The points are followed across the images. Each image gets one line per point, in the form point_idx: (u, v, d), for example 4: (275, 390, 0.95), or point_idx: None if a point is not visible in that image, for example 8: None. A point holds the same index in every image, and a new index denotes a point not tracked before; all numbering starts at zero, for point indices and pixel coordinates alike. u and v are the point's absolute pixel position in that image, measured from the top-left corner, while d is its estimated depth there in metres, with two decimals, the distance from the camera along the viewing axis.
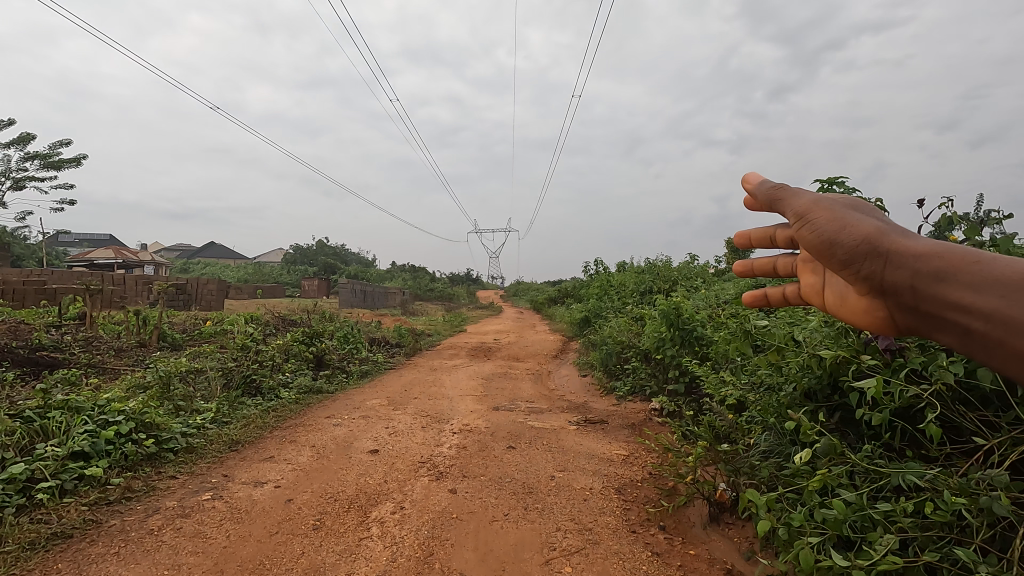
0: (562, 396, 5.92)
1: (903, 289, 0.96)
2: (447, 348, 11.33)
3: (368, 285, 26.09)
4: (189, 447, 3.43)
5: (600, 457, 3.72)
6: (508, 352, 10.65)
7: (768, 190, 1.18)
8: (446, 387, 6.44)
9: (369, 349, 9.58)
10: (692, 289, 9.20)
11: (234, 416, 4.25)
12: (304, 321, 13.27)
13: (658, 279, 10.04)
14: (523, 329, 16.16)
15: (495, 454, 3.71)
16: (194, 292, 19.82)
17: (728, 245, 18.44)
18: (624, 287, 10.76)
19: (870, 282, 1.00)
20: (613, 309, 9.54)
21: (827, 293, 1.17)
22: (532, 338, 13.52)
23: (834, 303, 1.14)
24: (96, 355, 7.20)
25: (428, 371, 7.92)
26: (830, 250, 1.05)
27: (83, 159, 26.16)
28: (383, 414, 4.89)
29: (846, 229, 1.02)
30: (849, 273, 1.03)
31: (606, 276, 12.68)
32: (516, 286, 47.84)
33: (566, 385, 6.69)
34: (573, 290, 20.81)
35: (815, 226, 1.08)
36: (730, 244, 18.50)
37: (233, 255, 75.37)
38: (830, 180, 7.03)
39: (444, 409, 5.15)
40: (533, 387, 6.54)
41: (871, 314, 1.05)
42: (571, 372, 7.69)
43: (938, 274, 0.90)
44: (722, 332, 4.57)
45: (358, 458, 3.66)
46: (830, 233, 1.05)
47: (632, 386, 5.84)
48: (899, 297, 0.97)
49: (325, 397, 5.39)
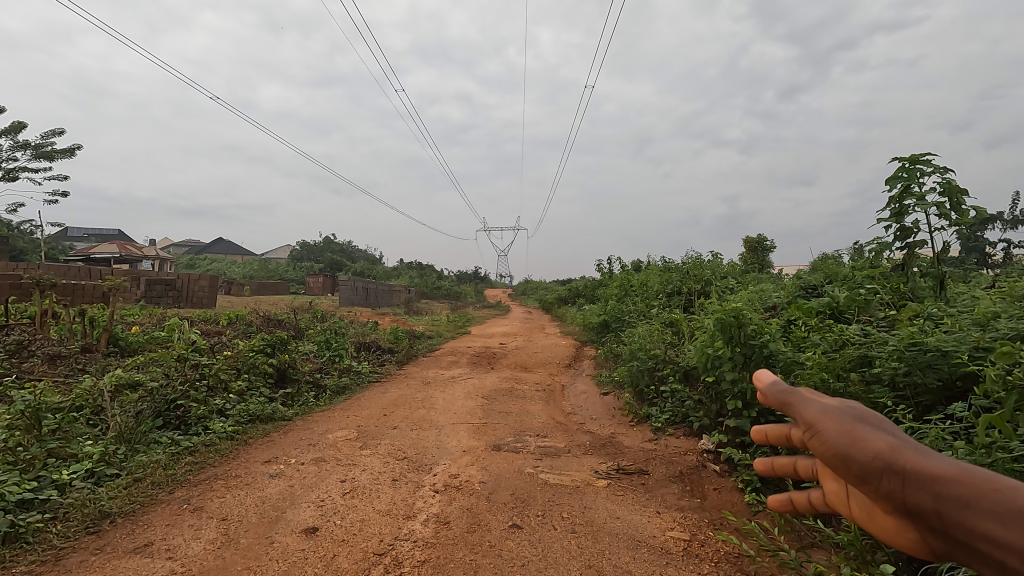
0: (581, 427, 4.68)
1: (927, 513, 0.83)
2: (446, 354, 10.08)
3: (371, 282, 24.93)
4: (13, 535, 2.24)
5: (650, 548, 2.47)
6: (515, 361, 9.38)
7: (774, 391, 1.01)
8: (437, 410, 5.21)
9: (356, 357, 8.35)
10: (728, 291, 7.93)
11: (126, 466, 3.03)
12: (292, 321, 12.05)
13: (688, 280, 8.71)
14: (531, 332, 14.87)
15: (489, 542, 2.45)
16: (183, 288, 18.72)
17: (747, 245, 17.08)
18: (647, 287, 9.51)
19: (893, 502, 0.85)
20: (635, 313, 8.29)
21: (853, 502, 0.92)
22: (541, 342, 12.32)
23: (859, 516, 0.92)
24: (23, 365, 6.02)
25: (421, 385, 6.67)
26: (845, 467, 0.88)
27: (77, 149, 25.29)
28: (345, 456, 3.63)
29: (860, 444, 0.86)
30: (869, 490, 0.87)
31: (625, 275, 11.37)
32: (524, 285, 46.72)
33: (585, 409, 5.47)
34: (585, 290, 19.62)
35: (825, 437, 0.90)
36: (749, 244, 17.11)
37: (240, 251, 74.62)
38: (915, 158, 5.70)
39: (429, 448, 3.89)
40: (544, 411, 5.28)
41: (901, 536, 0.88)
42: (590, 391, 6.42)
43: (963, 501, 0.79)
44: (811, 355, 3.31)
45: (282, 546, 2.39)
46: (842, 446, 0.88)
47: (674, 417, 4.58)
48: (926, 522, 0.83)
49: (277, 427, 4.17)
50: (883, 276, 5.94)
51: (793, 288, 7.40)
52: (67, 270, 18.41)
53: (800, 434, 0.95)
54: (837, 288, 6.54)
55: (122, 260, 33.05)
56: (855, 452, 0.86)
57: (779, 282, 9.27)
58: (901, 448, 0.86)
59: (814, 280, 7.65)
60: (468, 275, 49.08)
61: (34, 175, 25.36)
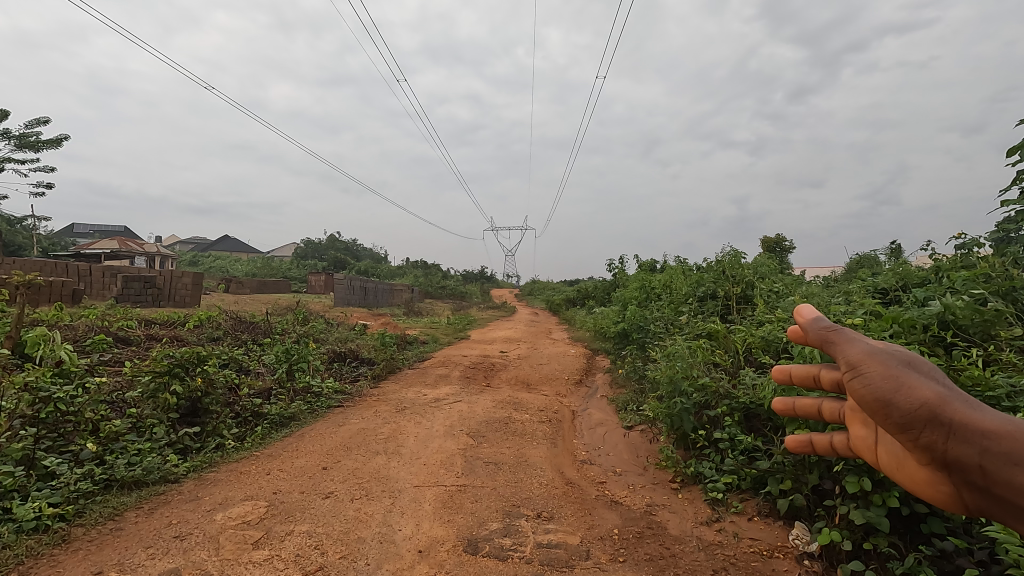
0: (603, 496, 3.23)
1: (970, 468, 0.91)
2: (437, 366, 8.64)
3: (368, 281, 23.61)
4: None
5: None
6: (516, 376, 7.94)
7: (817, 328, 1.09)
8: (400, 459, 3.77)
9: (325, 373, 6.92)
10: (774, 299, 6.52)
11: None
12: (265, 325, 10.65)
13: (725, 282, 7.24)
14: (535, 338, 13.44)
15: None
16: (164, 287, 17.44)
17: (766, 244, 15.67)
18: (671, 291, 8.12)
19: None
20: (661, 321, 6.88)
21: (882, 450, 1.09)
22: (547, 350, 10.94)
23: (890, 464, 1.07)
24: None
25: (393, 413, 5.23)
26: None
27: (65, 140, 24.21)
28: (218, 568, 2.20)
29: (904, 390, 0.96)
30: None
31: (643, 276, 9.95)
32: (531, 285, 45.44)
33: (604, 458, 4.03)
34: (594, 292, 18.29)
35: None
36: (767, 243, 15.69)
37: (244, 248, 73.57)
38: None
39: (365, 545, 2.45)
40: (550, 461, 3.83)
41: (934, 488, 0.99)
42: (609, 426, 4.99)
43: None
44: None
45: None
46: (886, 393, 0.98)
47: (740, 483, 3.13)
48: None
49: (144, 503, 2.73)
50: (1000, 288, 4.51)
51: (859, 296, 5.98)
52: (41, 265, 17.17)
53: (839, 374, 1.06)
54: (929, 293, 5.09)
55: (116, 256, 31.98)
56: (900, 400, 0.96)
57: (827, 289, 7.83)
58: (952, 401, 0.93)
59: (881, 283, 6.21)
60: (475, 274, 47.91)
61: (18, 165, 24.30)
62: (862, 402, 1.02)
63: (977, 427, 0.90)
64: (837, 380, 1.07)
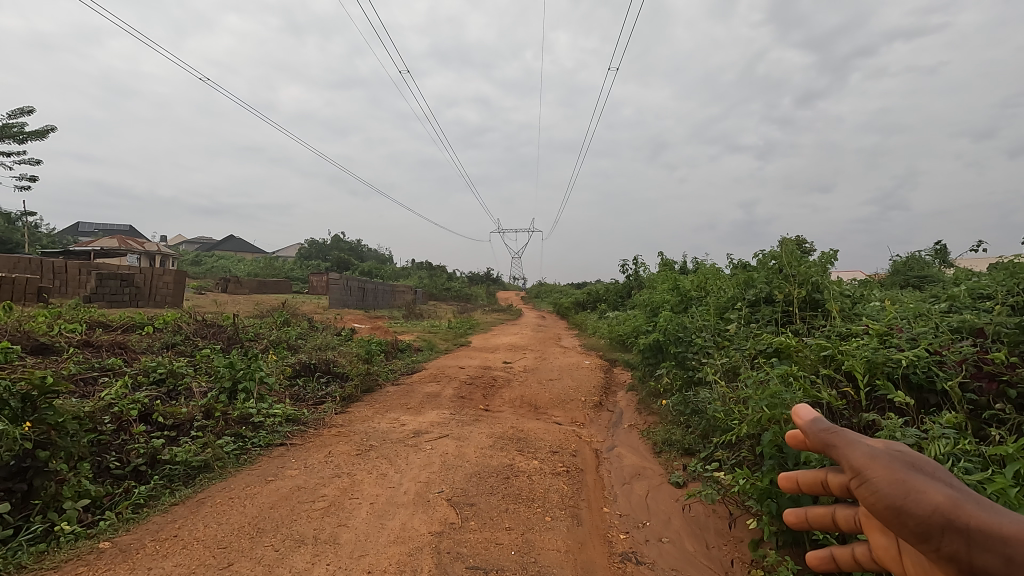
0: None
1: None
2: (426, 382, 7.20)
3: (366, 281, 22.24)
4: None
5: None
6: (520, 395, 6.50)
7: (817, 430, 1.06)
8: (331, 559, 2.35)
9: (282, 394, 5.53)
10: (855, 312, 5.07)
11: None
12: (234, 329, 9.25)
13: (782, 281, 5.77)
14: (543, 345, 11.97)
15: None
16: (144, 286, 16.16)
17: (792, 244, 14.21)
18: (713, 295, 6.67)
19: None
20: (706, 331, 5.44)
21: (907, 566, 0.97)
22: (559, 361, 9.51)
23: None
24: None
25: (352, 457, 3.83)
26: None
27: (52, 133, 23.14)
28: None
29: (915, 497, 0.86)
30: None
31: (672, 276, 8.48)
32: (539, 288, 44.02)
33: (657, 553, 2.59)
34: (608, 296, 16.84)
35: None
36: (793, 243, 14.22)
37: (249, 248, 72.83)
38: None
39: None
40: (571, 564, 2.40)
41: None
42: (653, 484, 3.56)
43: None
44: None
45: None
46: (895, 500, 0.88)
47: None
48: None
49: None
50: None
51: (975, 305, 4.51)
52: (13, 262, 15.96)
53: (844, 478, 0.99)
54: None
55: (110, 254, 30.84)
56: (911, 506, 0.87)
57: (904, 294, 6.33)
58: (965, 504, 0.84)
59: (994, 286, 4.73)
60: (480, 277, 46.61)
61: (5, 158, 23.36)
62: (870, 510, 0.93)
63: (997, 534, 0.78)
64: (842, 483, 1.00)
